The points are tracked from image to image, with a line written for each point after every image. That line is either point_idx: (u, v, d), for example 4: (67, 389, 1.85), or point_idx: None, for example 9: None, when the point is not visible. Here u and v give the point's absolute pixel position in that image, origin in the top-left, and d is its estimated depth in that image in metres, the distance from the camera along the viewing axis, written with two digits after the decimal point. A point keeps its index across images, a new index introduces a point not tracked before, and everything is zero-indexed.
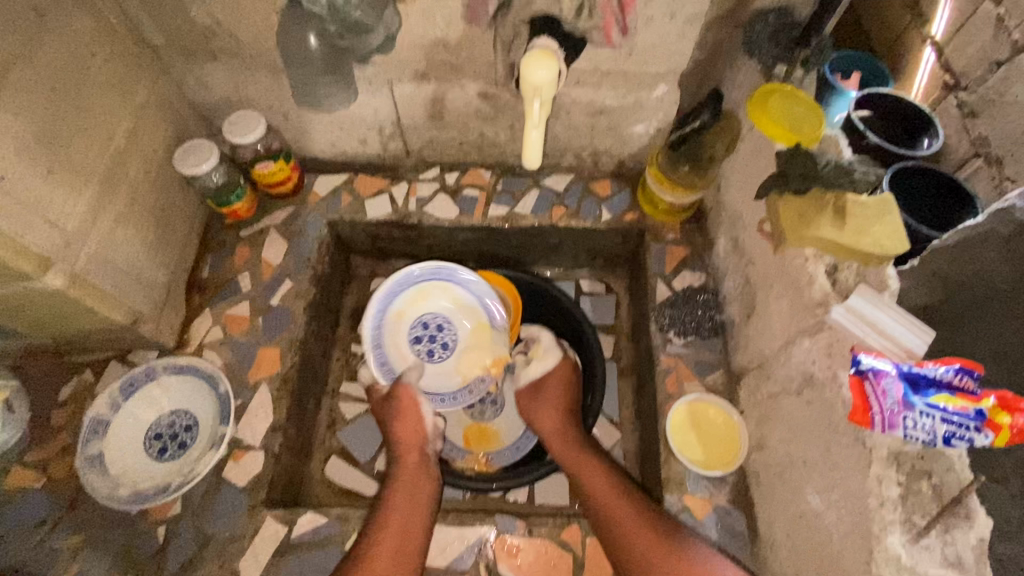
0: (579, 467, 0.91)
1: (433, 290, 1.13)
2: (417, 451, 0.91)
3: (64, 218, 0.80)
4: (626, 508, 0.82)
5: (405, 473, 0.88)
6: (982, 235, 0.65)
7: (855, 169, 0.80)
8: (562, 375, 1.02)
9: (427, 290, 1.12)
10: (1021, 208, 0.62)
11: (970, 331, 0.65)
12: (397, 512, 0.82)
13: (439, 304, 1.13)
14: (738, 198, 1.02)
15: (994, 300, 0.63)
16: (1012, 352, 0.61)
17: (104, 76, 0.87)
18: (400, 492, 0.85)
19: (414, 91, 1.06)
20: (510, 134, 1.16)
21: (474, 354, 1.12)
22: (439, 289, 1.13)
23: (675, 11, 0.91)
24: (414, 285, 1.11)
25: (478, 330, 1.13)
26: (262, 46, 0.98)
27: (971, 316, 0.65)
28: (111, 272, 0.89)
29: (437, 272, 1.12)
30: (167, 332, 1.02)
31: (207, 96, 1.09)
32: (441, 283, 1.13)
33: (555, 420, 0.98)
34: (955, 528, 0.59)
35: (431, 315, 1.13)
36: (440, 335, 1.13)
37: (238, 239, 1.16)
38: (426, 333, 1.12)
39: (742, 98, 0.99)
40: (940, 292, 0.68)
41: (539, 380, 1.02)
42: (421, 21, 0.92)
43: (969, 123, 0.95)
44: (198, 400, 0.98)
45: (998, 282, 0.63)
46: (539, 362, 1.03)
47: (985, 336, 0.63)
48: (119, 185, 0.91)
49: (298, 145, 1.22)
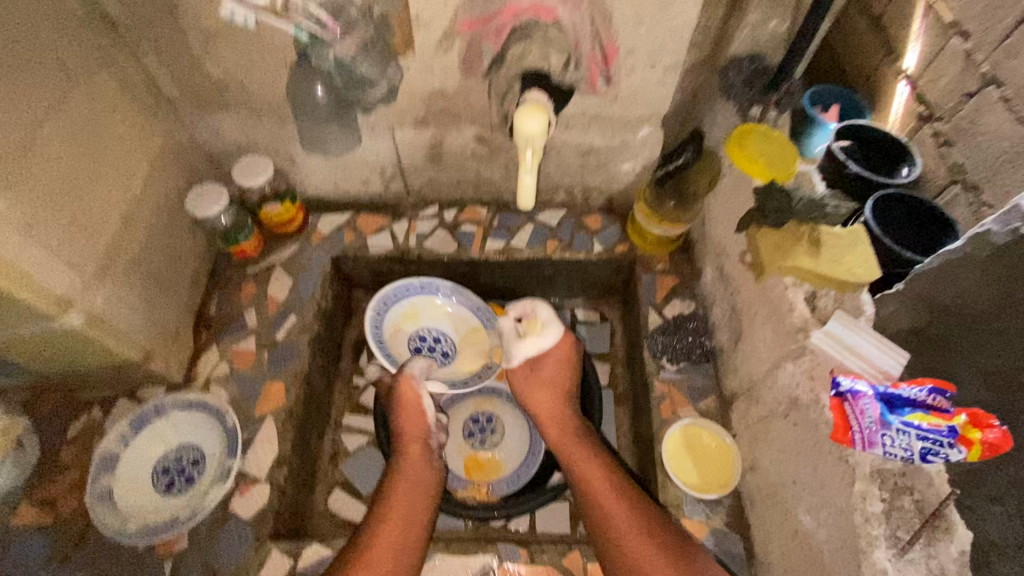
0: (567, 450, 0.96)
1: (424, 305, 1.21)
2: (418, 442, 0.98)
3: (83, 261, 0.84)
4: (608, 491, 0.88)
5: (408, 462, 0.95)
6: (962, 260, 0.66)
7: (828, 202, 0.83)
8: (558, 355, 1.06)
9: (418, 306, 1.20)
10: (996, 233, 0.63)
11: (956, 355, 0.67)
12: (397, 501, 0.88)
13: (433, 317, 1.21)
14: (721, 229, 1.08)
15: (977, 325, 0.65)
16: (996, 375, 0.62)
17: (124, 128, 0.93)
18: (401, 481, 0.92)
19: (414, 135, 1.13)
20: (505, 173, 1.22)
21: (472, 354, 1.20)
22: (431, 303, 1.21)
23: (655, 61, 0.98)
24: (408, 301, 1.20)
25: (471, 334, 1.22)
26: (272, 97, 1.04)
27: (955, 339, 0.67)
28: (126, 311, 0.93)
29: (425, 287, 1.20)
30: (175, 368, 1.05)
31: (218, 143, 1.15)
32: (431, 298, 1.21)
33: (549, 403, 1.03)
34: (937, 541, 0.62)
35: (425, 328, 1.21)
36: (438, 344, 1.20)
37: (244, 276, 1.20)
38: (424, 345, 1.20)
39: (721, 138, 1.05)
40: (926, 314, 0.71)
41: (536, 359, 1.06)
42: (421, 74, 0.99)
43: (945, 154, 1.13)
44: (205, 434, 1.00)
45: (979, 305, 0.65)
46: (537, 338, 1.07)
47: (967, 359, 0.65)
48: (134, 229, 0.96)
49: (303, 186, 1.27)
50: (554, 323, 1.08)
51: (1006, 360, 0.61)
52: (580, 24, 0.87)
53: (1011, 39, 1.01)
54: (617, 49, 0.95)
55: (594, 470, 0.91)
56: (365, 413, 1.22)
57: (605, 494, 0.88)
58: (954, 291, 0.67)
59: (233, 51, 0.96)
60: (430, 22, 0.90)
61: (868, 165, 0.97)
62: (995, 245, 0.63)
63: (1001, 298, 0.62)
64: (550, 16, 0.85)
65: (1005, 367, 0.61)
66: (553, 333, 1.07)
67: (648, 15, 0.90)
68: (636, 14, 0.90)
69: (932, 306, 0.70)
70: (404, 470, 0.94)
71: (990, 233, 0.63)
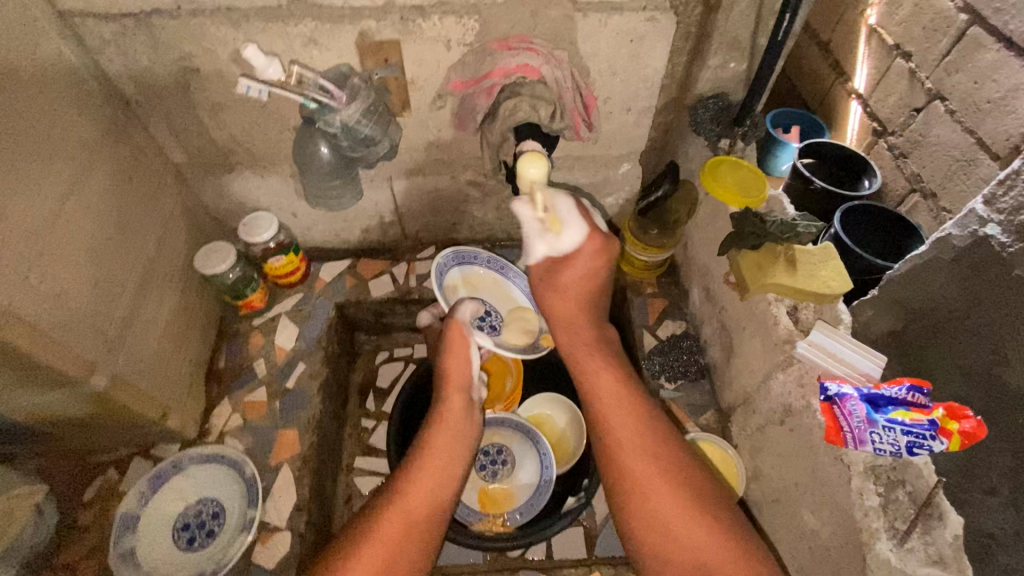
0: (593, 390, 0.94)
1: (484, 279, 1.20)
2: (461, 391, 0.98)
3: (105, 326, 0.88)
4: (627, 419, 0.90)
5: (449, 413, 0.96)
6: (930, 262, 0.82)
7: (799, 224, 0.90)
8: (583, 260, 0.97)
9: (479, 278, 1.19)
10: (954, 237, 0.78)
11: (934, 355, 0.85)
12: (434, 453, 0.91)
13: (487, 294, 1.19)
14: (704, 253, 1.15)
15: (951, 324, 0.82)
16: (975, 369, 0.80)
17: (138, 196, 0.98)
18: (437, 431, 0.94)
19: (412, 184, 1.20)
20: (497, 213, 1.30)
21: (519, 331, 1.17)
22: (492, 279, 1.20)
23: (630, 106, 1.08)
24: (470, 269, 1.18)
25: (519, 314, 1.21)
26: (276, 158, 1.11)
27: (933, 340, 0.85)
28: (143, 371, 0.96)
29: (491, 264, 1.20)
30: (190, 423, 1.07)
31: (222, 202, 1.20)
32: (495, 276, 1.21)
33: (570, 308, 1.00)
34: (933, 529, 0.67)
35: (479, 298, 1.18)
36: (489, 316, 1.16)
37: (252, 329, 1.23)
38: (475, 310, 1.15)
39: (695, 170, 1.15)
40: (902, 319, 0.88)
41: (556, 261, 0.98)
42: (417, 129, 1.07)
43: (902, 163, 1.38)
44: (224, 487, 1.02)
45: (951, 308, 0.81)
46: (559, 239, 0.96)
47: (948, 359, 0.83)
48: (151, 290, 1.00)
49: (304, 238, 1.33)
50: (576, 221, 0.96)
51: (976, 356, 0.79)
52: (562, 79, 0.95)
53: (949, 57, 1.22)
54: (595, 99, 1.04)
55: (612, 394, 0.93)
56: (376, 454, 1.25)
57: (628, 426, 0.89)
58: (927, 291, 0.84)
59: (240, 119, 1.02)
60: (425, 84, 0.98)
61: (833, 178, 1.24)
62: (957, 247, 0.78)
63: (966, 298, 0.79)
64: (536, 74, 0.93)
65: (977, 361, 0.79)
66: (574, 235, 0.96)
67: (621, 66, 0.99)
68: (610, 66, 0.99)
69: (911, 305, 0.86)
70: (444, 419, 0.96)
71: (952, 237, 0.79)
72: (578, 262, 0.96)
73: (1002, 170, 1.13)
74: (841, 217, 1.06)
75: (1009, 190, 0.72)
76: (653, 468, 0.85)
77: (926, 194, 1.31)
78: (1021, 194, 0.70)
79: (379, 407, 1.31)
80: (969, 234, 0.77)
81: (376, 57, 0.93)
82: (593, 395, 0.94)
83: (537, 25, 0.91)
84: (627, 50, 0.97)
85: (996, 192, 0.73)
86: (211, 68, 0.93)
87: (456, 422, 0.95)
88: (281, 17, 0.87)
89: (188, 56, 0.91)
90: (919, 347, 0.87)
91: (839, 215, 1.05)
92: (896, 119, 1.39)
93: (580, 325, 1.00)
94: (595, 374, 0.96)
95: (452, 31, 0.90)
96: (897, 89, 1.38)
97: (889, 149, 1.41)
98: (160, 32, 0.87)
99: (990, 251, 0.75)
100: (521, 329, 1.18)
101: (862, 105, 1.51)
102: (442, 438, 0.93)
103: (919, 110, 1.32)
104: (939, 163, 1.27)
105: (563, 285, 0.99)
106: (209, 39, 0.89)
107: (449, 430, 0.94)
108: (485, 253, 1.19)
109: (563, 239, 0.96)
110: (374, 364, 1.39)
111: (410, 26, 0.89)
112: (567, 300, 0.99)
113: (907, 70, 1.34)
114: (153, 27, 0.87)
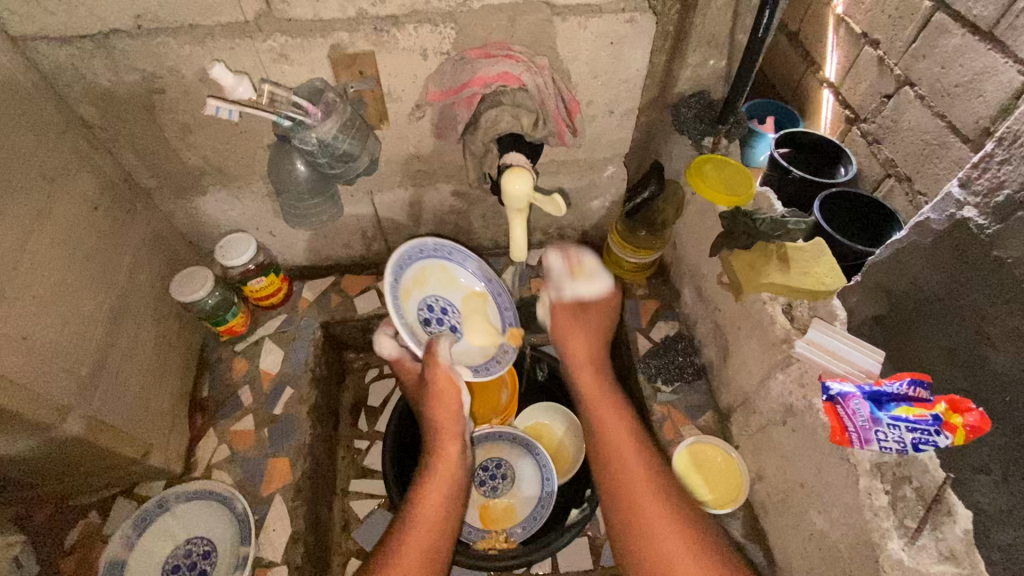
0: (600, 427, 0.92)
1: (431, 271, 1.06)
2: (455, 441, 0.96)
3: (76, 366, 0.83)
4: (635, 468, 0.86)
5: (444, 464, 0.94)
6: (911, 248, 0.82)
7: (788, 221, 0.90)
8: (607, 306, 1.03)
9: (428, 271, 1.05)
10: (932, 221, 0.79)
11: (917, 338, 0.83)
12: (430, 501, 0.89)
13: (436, 288, 1.07)
14: (693, 253, 1.14)
15: (932, 304, 0.81)
16: (958, 349, 0.78)
17: (106, 226, 0.93)
18: (431, 482, 0.92)
19: (393, 197, 1.17)
20: (482, 222, 1.28)
21: (483, 328, 1.09)
22: (438, 269, 1.07)
23: (613, 108, 1.06)
24: (416, 267, 1.02)
25: (479, 304, 1.11)
26: (251, 178, 1.07)
27: (915, 323, 0.84)
28: (121, 409, 0.92)
29: (437, 250, 1.05)
30: (175, 459, 1.03)
31: (196, 226, 1.16)
32: (440, 263, 1.07)
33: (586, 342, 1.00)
34: (942, 525, 0.67)
35: (431, 298, 1.06)
36: (445, 318, 1.07)
37: (234, 355, 1.19)
38: (433, 316, 1.05)
39: (680, 169, 1.14)
40: (885, 304, 0.87)
41: (585, 301, 1.02)
42: (396, 141, 1.04)
43: (875, 149, 1.39)
44: (214, 524, 0.97)
45: (934, 289, 0.80)
46: (590, 283, 1.02)
47: (928, 342, 0.81)
48: (125, 323, 0.95)
49: (285, 258, 1.29)
50: (601, 273, 1.04)
51: (956, 335, 0.78)
52: (543, 85, 0.92)
53: (916, 44, 1.23)
54: (578, 103, 1.02)
55: (624, 441, 0.89)
56: (372, 475, 1.21)
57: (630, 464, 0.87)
58: (909, 276, 0.84)
59: (211, 139, 0.98)
60: (403, 95, 0.95)
61: (810, 167, 1.27)
62: (936, 230, 0.79)
63: (945, 279, 0.78)
64: (517, 81, 0.88)
65: (958, 340, 0.78)
66: (602, 282, 1.03)
67: (602, 69, 0.98)
68: (591, 69, 0.97)
69: (893, 290, 0.86)
70: (438, 470, 0.93)
71: (930, 221, 0.79)
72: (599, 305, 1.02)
73: (974, 153, 1.14)
74: (821, 204, 1.08)
75: (983, 172, 0.73)
76: (665, 522, 0.81)
77: (900, 177, 1.33)
78: (996, 174, 0.71)
79: (372, 427, 1.28)
80: (947, 218, 0.78)
81: (351, 70, 0.90)
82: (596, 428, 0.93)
83: (515, 31, 0.89)
84: (608, 53, 0.95)
85: (970, 174, 0.74)
86: (178, 88, 0.89)
87: (450, 474, 0.93)
88: (248, 33, 0.83)
89: (151, 77, 0.87)
90: (902, 330, 0.85)
91: (817, 203, 1.08)
92: (868, 106, 1.40)
93: (596, 368, 0.99)
94: (606, 420, 0.92)
95: (427, 40, 0.88)
96: (868, 76, 1.38)
97: (862, 136, 1.42)
98: (122, 53, 0.83)
99: (967, 233, 0.75)
100: (481, 324, 1.10)
101: (834, 94, 1.51)
102: (436, 490, 0.91)
103: (890, 96, 1.33)
104: (910, 147, 1.28)
105: (586, 326, 1.01)
106: (172, 58, 0.85)
107: (443, 483, 0.92)
108: (428, 241, 1.03)
109: (592, 283, 1.02)
110: (365, 382, 1.36)
111: (385, 37, 0.86)
112: (589, 343, 1.00)
113: (875, 58, 1.35)
114: (113, 48, 0.82)
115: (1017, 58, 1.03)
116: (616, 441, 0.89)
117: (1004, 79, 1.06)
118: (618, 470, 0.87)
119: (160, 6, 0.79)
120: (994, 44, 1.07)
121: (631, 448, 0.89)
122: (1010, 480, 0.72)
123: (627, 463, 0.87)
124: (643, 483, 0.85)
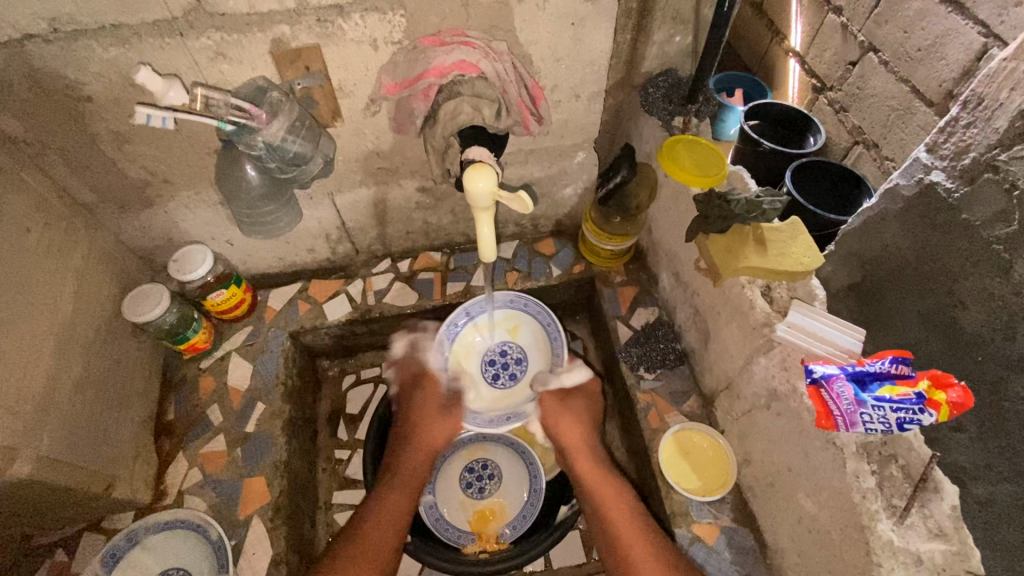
0: (602, 494, 0.94)
1: (472, 337, 1.15)
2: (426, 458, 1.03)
3: (21, 403, 0.77)
4: (628, 529, 0.89)
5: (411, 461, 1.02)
6: (880, 215, 0.81)
7: (763, 200, 0.87)
8: (587, 393, 1.06)
9: (468, 341, 1.15)
10: (901, 187, 0.78)
11: (890, 305, 0.83)
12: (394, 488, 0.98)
13: (485, 342, 1.15)
14: (669, 237, 1.12)
15: (903, 271, 0.80)
16: (929, 313, 0.77)
17: (43, 247, 0.87)
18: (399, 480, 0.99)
19: (355, 197, 1.11)
20: (452, 217, 1.24)
21: (540, 354, 1.14)
22: (472, 329, 1.15)
23: (579, 92, 1.02)
24: (455, 346, 1.14)
25: (529, 332, 1.15)
26: (199, 185, 1.00)
27: (885, 291, 0.83)
28: (76, 442, 0.86)
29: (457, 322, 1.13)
30: (143, 488, 0.98)
31: (147, 239, 1.09)
32: (472, 325, 1.15)
33: (574, 429, 1.01)
34: (929, 502, 0.68)
35: (486, 356, 1.15)
36: (507, 363, 1.14)
37: (200, 373, 1.13)
38: (497, 370, 1.14)
39: (650, 150, 1.10)
40: (858, 272, 0.87)
41: (565, 394, 1.05)
42: (353, 138, 0.98)
43: (842, 116, 1.37)
44: (189, 555, 0.92)
45: (903, 255, 0.79)
46: (570, 374, 1.07)
47: (898, 308, 0.81)
48: (73, 350, 0.89)
49: (246, 266, 1.23)
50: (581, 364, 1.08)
51: (923, 302, 0.78)
52: (503, 72, 0.87)
53: (878, 9, 1.21)
54: (542, 89, 0.98)
55: (623, 517, 0.90)
56: (355, 485, 1.18)
57: (626, 528, 0.89)
58: (879, 244, 0.83)
59: (151, 148, 0.92)
60: (355, 89, 0.90)
61: (780, 138, 1.25)
62: (905, 196, 0.78)
63: (916, 247, 0.77)
64: (474, 70, 0.83)
65: (927, 306, 0.77)
66: (580, 375, 1.07)
67: (565, 52, 0.93)
68: (553, 53, 0.93)
69: (865, 258, 0.85)
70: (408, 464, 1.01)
71: (900, 186, 0.78)
72: (581, 397, 1.06)
73: (939, 116, 1.13)
74: (789, 176, 1.08)
75: (949, 137, 0.72)
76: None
77: (868, 144, 1.32)
78: (962, 138, 0.70)
79: (352, 435, 1.24)
80: (915, 183, 0.77)
81: (296, 66, 0.84)
82: (597, 491, 0.95)
83: (470, 16, 0.84)
84: (569, 34, 0.91)
85: (937, 139, 0.73)
86: (107, 96, 0.82)
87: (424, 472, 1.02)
88: (179, 31, 0.76)
89: (75, 84, 0.80)
90: (875, 298, 0.85)
91: (789, 172, 1.09)
92: (833, 74, 1.38)
93: (593, 450, 1.01)
94: (608, 496, 0.94)
95: (376, 29, 0.82)
96: (831, 43, 1.36)
97: (829, 105, 1.41)
98: (40, 60, 0.76)
99: (936, 198, 0.74)
100: (535, 350, 1.15)
101: (799, 62, 1.48)
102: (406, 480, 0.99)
103: (854, 63, 1.31)
104: (876, 114, 1.27)
105: (574, 417, 1.03)
106: (97, 63, 0.78)
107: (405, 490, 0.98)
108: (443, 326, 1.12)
109: (572, 374, 1.07)
110: (342, 390, 1.31)
111: (329, 28, 0.81)
112: (581, 424, 1.02)
113: (838, 24, 1.33)
114: (29, 55, 0.75)
115: (978, 20, 1.02)
116: (618, 517, 0.91)
117: (965, 42, 1.05)
118: (621, 539, 0.88)
119: (76, 7, 0.72)
120: (954, 7, 1.06)
121: (632, 521, 0.90)
122: (986, 443, 0.73)
123: (628, 544, 0.87)
124: (636, 549, 0.86)
